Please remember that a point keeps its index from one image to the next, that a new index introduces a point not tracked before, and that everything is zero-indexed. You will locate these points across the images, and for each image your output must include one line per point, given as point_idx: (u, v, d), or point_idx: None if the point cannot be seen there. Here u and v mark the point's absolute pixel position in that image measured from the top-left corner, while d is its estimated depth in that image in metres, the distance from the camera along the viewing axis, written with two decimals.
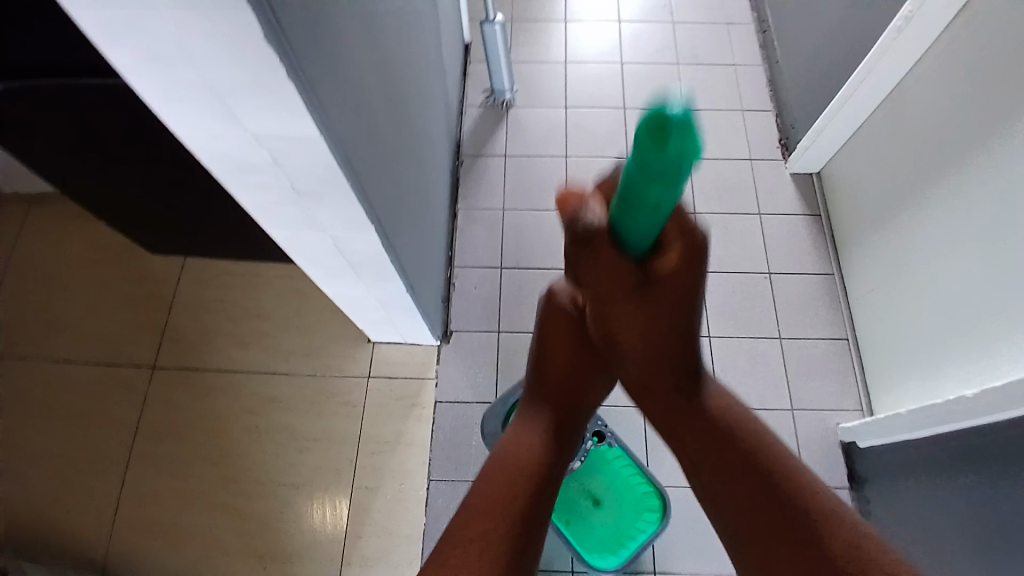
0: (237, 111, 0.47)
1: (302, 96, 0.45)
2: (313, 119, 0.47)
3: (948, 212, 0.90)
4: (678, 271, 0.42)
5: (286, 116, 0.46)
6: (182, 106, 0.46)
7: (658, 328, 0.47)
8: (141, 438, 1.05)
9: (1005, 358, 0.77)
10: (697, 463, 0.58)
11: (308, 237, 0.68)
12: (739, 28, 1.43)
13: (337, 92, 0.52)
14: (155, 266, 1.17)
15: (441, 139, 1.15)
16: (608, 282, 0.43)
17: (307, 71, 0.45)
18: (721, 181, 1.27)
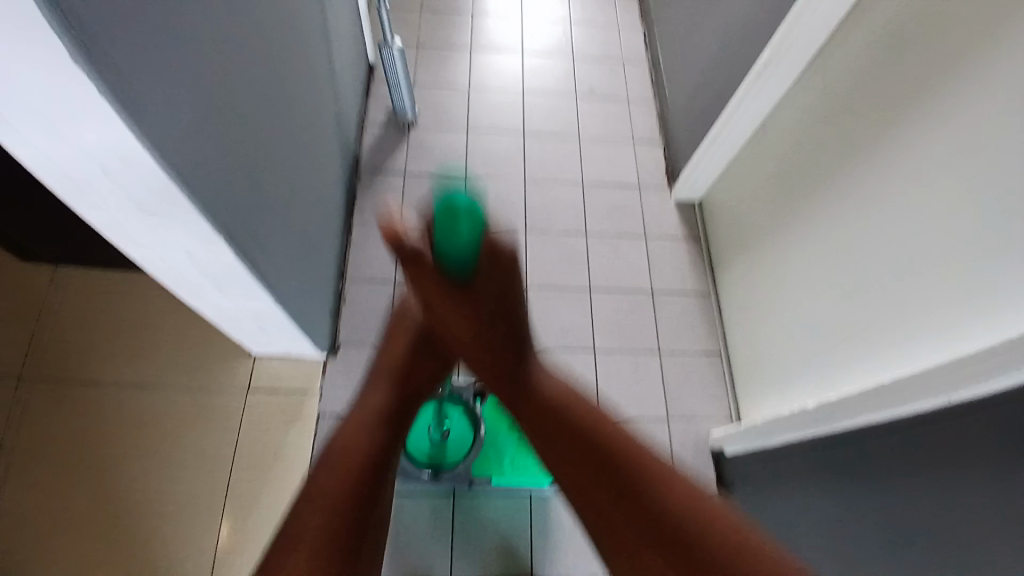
0: (65, 131, 0.48)
1: (125, 118, 0.47)
2: (139, 142, 0.49)
3: (796, 245, 1.01)
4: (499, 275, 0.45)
5: (112, 135, 0.48)
6: (5, 123, 0.47)
7: (480, 334, 0.47)
8: (4, 462, 0.97)
9: (846, 376, 0.86)
10: (536, 429, 0.41)
11: (158, 250, 0.69)
12: (631, 67, 1.56)
13: (174, 114, 0.54)
14: (19, 276, 1.10)
15: (335, 153, 1.17)
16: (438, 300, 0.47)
17: (130, 93, 0.47)
18: (611, 205, 1.35)
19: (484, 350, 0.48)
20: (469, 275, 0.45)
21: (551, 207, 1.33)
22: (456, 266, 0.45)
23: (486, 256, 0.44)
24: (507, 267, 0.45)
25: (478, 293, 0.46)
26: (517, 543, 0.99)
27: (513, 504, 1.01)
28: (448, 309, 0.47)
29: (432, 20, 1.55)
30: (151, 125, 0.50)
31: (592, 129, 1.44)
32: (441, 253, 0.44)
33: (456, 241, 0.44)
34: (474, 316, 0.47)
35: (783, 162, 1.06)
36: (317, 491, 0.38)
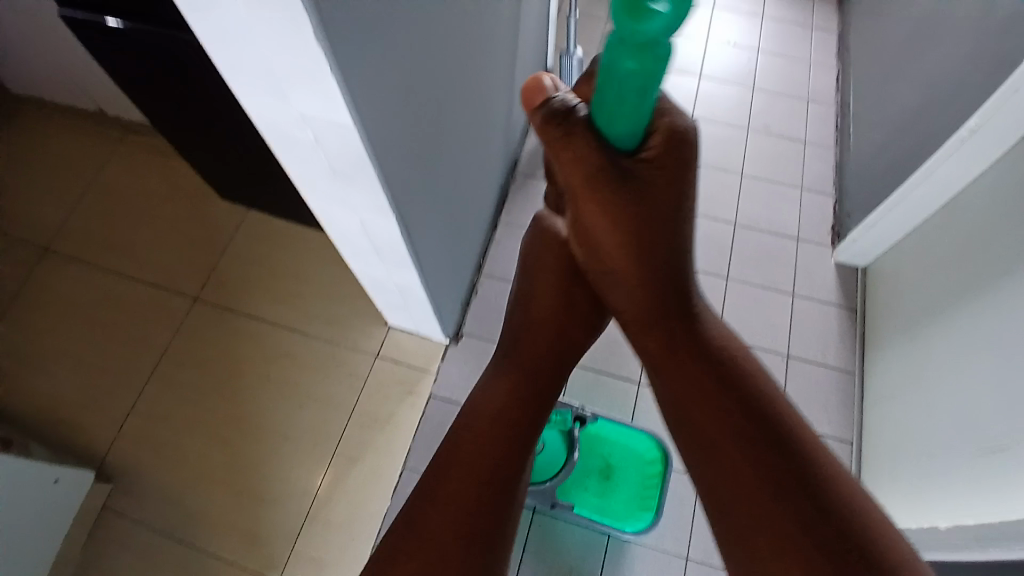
0: (289, 94, 0.56)
1: (340, 89, 0.53)
2: (347, 109, 0.56)
3: (964, 337, 0.88)
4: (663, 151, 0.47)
5: (327, 104, 0.55)
6: (246, 82, 0.56)
7: (632, 238, 0.50)
8: (167, 361, 1.16)
9: (986, 502, 0.74)
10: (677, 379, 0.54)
11: (339, 212, 0.78)
12: (818, 107, 1.44)
13: (376, 95, 0.60)
14: (217, 212, 1.29)
15: (497, 151, 1.22)
16: (597, 190, 0.48)
17: (348, 68, 0.53)
18: (761, 253, 1.27)
19: (653, 299, 0.53)
20: (634, 150, 0.47)
21: (695, 242, 1.28)
22: (617, 127, 0.45)
23: (660, 135, 0.47)
24: (679, 145, 0.47)
25: (648, 167, 0.47)
26: None
27: (589, 537, 1.01)
28: (596, 208, 0.50)
29: None
30: (359, 95, 0.56)
31: (757, 168, 1.36)
32: (608, 127, 0.45)
33: (614, 119, 0.44)
34: (642, 255, 0.51)
35: (970, 239, 0.93)
36: (459, 495, 0.52)
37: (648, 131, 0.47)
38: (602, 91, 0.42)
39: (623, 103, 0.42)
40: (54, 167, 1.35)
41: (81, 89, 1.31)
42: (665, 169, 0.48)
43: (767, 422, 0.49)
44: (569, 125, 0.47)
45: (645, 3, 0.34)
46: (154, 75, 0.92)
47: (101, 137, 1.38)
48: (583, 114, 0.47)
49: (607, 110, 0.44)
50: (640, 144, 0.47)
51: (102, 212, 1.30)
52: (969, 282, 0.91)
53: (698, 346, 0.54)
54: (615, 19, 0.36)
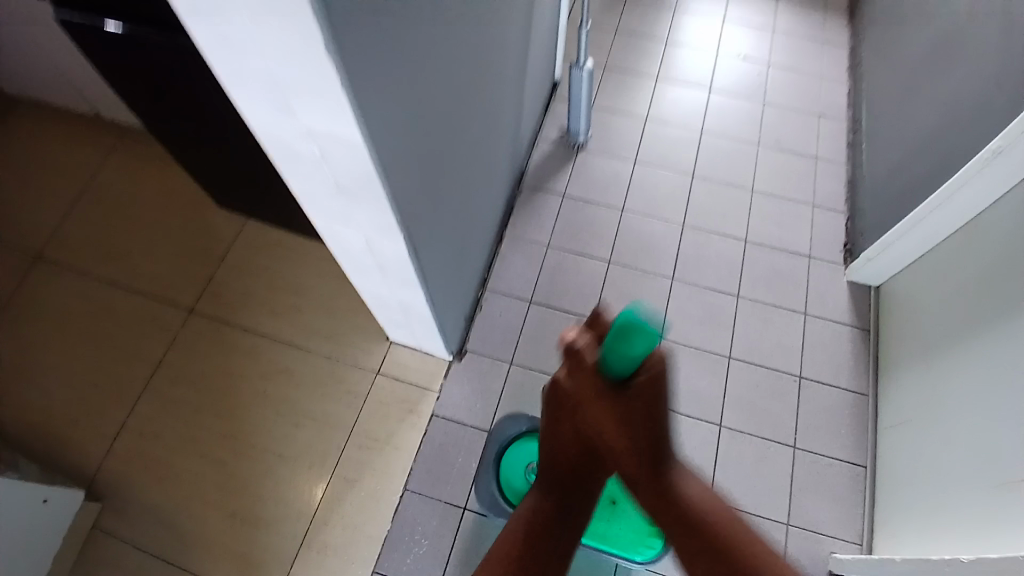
0: (295, 106, 0.53)
1: (350, 104, 0.51)
2: (357, 127, 0.53)
3: (982, 369, 0.85)
4: (648, 387, 0.42)
5: (334, 117, 0.53)
6: (248, 90, 0.53)
7: (630, 419, 0.44)
8: (160, 375, 1.12)
9: (1010, 535, 0.70)
10: (660, 508, 0.47)
11: (342, 229, 0.75)
12: (829, 123, 1.42)
13: (385, 113, 0.58)
14: (216, 222, 1.26)
15: (504, 163, 1.19)
16: (605, 416, 0.44)
17: (357, 86, 0.51)
18: (772, 270, 1.24)
19: (644, 441, 0.45)
20: (625, 381, 0.42)
21: (705, 259, 1.25)
22: (620, 369, 0.42)
23: (646, 376, 0.42)
24: (660, 381, 0.42)
25: (634, 399, 0.42)
26: None
27: (597, 562, 0.97)
28: (597, 412, 0.44)
29: (626, 43, 1.52)
30: (368, 113, 0.54)
31: (768, 184, 1.34)
32: (613, 370, 0.42)
33: (625, 358, 0.41)
34: (637, 447, 0.45)
35: (988, 264, 0.90)
36: None
37: (642, 364, 0.42)
38: (614, 352, 0.41)
39: (624, 352, 0.40)
40: (49, 172, 1.32)
41: (78, 94, 1.28)
42: (653, 392, 0.42)
43: (724, 571, 0.45)
44: (584, 367, 0.43)
45: (628, 333, 0.39)
46: (155, 80, 0.90)
47: (99, 142, 1.35)
48: (592, 355, 0.43)
49: (619, 346, 0.40)
50: (630, 379, 0.42)
51: (97, 219, 1.27)
52: (987, 308, 0.88)
53: (676, 510, 0.47)
54: (613, 326, 0.40)
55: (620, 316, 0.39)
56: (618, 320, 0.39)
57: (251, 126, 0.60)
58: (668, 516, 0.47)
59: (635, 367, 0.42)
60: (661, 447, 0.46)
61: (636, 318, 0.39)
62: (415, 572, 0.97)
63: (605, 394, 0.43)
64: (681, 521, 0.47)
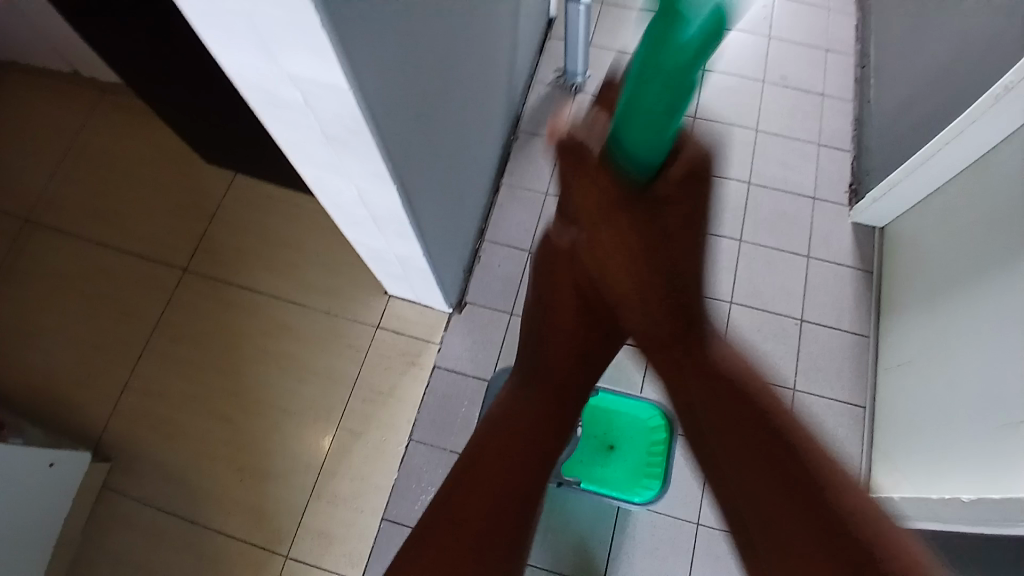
0: (273, 48, 0.50)
1: (333, 45, 0.47)
2: (342, 70, 0.50)
3: (989, 313, 0.84)
4: (682, 183, 0.40)
5: (316, 59, 0.49)
6: (223, 32, 0.49)
7: (637, 261, 0.44)
8: (158, 334, 1.11)
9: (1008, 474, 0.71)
10: (723, 457, 0.44)
11: (333, 180, 0.72)
12: (837, 57, 1.36)
13: (372, 49, 0.54)
14: (203, 176, 1.22)
15: (499, 107, 1.14)
16: (606, 221, 0.43)
17: (341, 21, 0.47)
18: (776, 213, 1.22)
19: (654, 283, 0.45)
20: (654, 179, 0.40)
21: None
22: (639, 156, 0.39)
23: (682, 168, 0.40)
24: (699, 180, 0.41)
25: (667, 204, 0.41)
26: (594, 544, 0.97)
27: (599, 506, 0.99)
28: (619, 226, 0.43)
29: None
30: (353, 52, 0.50)
31: (773, 123, 1.29)
32: (627, 145, 0.38)
33: (647, 136, 0.38)
34: (638, 266, 0.44)
35: (997, 203, 0.88)
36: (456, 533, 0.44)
37: (671, 159, 0.40)
38: (633, 100, 0.36)
39: (652, 129, 0.37)
40: (25, 130, 1.27)
41: (47, 45, 1.21)
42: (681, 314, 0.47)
43: (763, 437, 0.43)
44: (593, 154, 0.42)
45: (684, 12, 0.32)
46: (121, 27, 0.84)
47: (75, 96, 1.29)
48: (600, 145, 0.41)
49: (628, 120, 0.37)
50: (655, 182, 0.40)
51: (80, 178, 1.22)
52: (993, 249, 0.86)
53: (723, 401, 0.47)
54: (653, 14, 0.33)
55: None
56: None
57: (226, 70, 0.55)
58: (676, 331, 0.48)
59: (659, 169, 0.40)
60: (694, 321, 0.48)
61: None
62: None
63: (617, 207, 0.42)
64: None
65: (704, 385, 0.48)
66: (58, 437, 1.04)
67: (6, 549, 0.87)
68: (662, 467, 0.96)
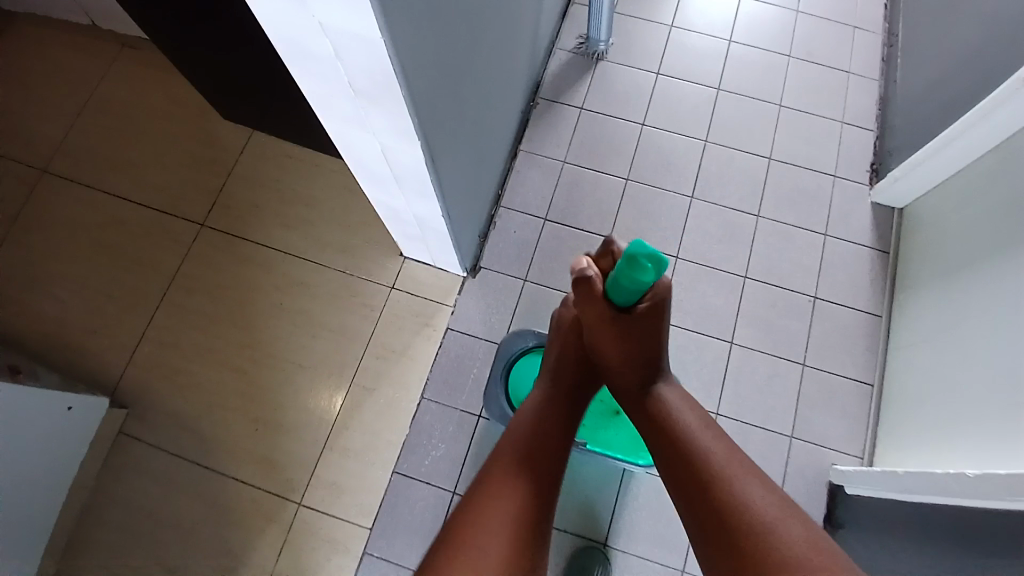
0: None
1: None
2: (376, 23, 0.50)
3: (1006, 293, 0.83)
4: (649, 311, 0.62)
5: (351, 10, 0.49)
6: None
7: (628, 339, 0.64)
8: (176, 288, 1.13)
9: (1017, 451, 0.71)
10: (680, 485, 0.59)
11: (357, 134, 0.72)
12: (866, 34, 1.33)
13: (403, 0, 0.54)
14: (223, 133, 1.22)
15: (521, 73, 1.13)
16: (596, 313, 0.64)
17: None
18: (795, 190, 1.21)
19: (635, 357, 0.65)
20: (632, 306, 0.62)
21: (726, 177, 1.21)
22: (624, 297, 0.60)
23: (648, 299, 0.62)
24: (659, 302, 0.62)
25: (641, 316, 0.63)
26: (600, 508, 0.99)
27: (605, 471, 1.01)
28: (607, 334, 0.65)
29: None
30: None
31: (797, 99, 1.27)
32: (614, 298, 0.61)
33: (620, 295, 0.60)
34: (633, 345, 0.65)
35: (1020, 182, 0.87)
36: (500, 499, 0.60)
37: (643, 295, 0.61)
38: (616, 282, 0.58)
39: (628, 285, 0.57)
40: (45, 81, 1.27)
41: None
42: (652, 316, 0.63)
43: (711, 509, 0.55)
44: (590, 287, 0.63)
45: (640, 262, 0.54)
46: None
47: (95, 47, 1.29)
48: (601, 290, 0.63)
49: (616, 287, 0.59)
50: (636, 305, 0.62)
51: (100, 129, 1.23)
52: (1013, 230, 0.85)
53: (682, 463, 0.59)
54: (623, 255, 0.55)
55: (632, 244, 0.53)
56: (631, 250, 0.53)
57: (258, 20, 0.56)
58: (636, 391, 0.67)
59: (636, 300, 0.61)
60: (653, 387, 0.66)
61: (644, 251, 0.53)
62: (433, 474, 1.01)
63: (604, 319, 0.64)
64: (688, 475, 0.58)
65: (678, 466, 0.59)
66: (78, 384, 1.07)
67: (25, 487, 0.89)
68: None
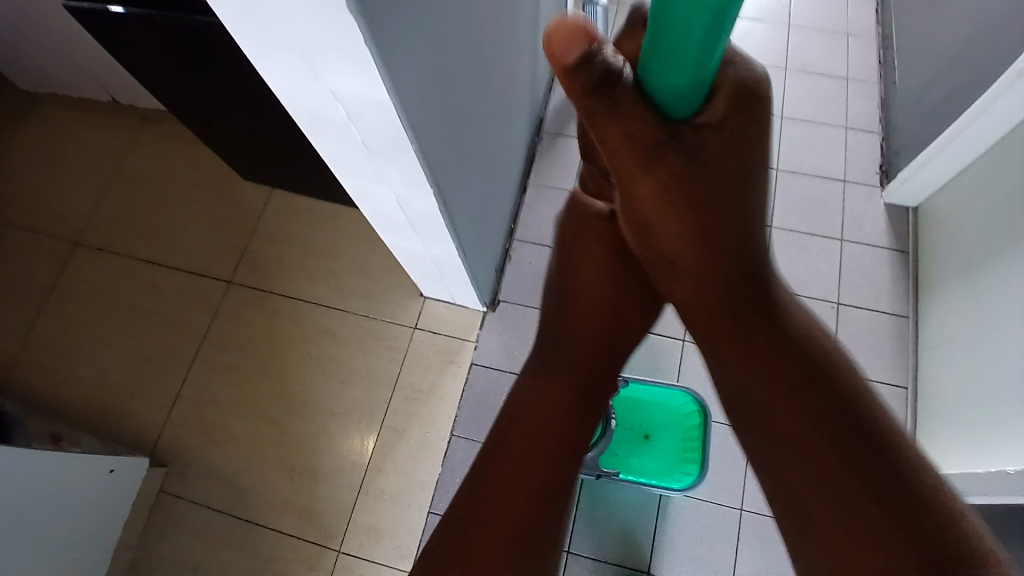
0: (317, 65, 0.53)
1: (376, 62, 0.51)
2: (387, 86, 0.54)
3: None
4: (722, 132, 0.47)
5: (362, 78, 0.53)
6: (275, 61, 0.53)
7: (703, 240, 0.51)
8: (209, 345, 1.16)
9: None
10: (757, 389, 0.50)
11: (373, 187, 0.76)
12: (858, 40, 1.35)
13: (409, 60, 0.58)
14: (245, 193, 1.27)
15: (523, 110, 1.17)
16: (631, 144, 0.45)
17: (382, 40, 0.50)
18: (806, 199, 1.21)
19: (708, 290, 0.53)
20: (689, 113, 0.45)
21: None
22: (668, 95, 0.42)
23: (726, 94, 0.45)
24: (744, 98, 0.45)
25: (705, 129, 0.46)
26: (639, 534, 0.97)
27: (641, 498, 0.99)
28: (651, 191, 0.49)
29: None
30: (392, 63, 0.54)
31: (797, 110, 1.29)
32: (656, 88, 0.42)
33: (669, 81, 0.41)
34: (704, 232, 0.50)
35: None
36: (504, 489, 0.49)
37: (703, 100, 0.44)
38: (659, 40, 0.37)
39: (682, 70, 0.39)
40: (76, 160, 1.35)
41: (93, 78, 1.29)
42: (727, 150, 0.47)
43: (823, 404, 0.46)
44: (618, 91, 0.43)
45: None
46: (173, 66, 0.89)
47: (121, 125, 1.37)
48: (628, 78, 0.43)
49: (660, 68, 0.39)
50: (699, 113, 0.45)
51: (130, 201, 1.30)
52: None
53: (746, 348, 0.52)
54: None
55: None
56: None
57: (278, 96, 0.60)
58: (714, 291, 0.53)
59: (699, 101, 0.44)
60: (744, 267, 0.52)
61: None
62: None
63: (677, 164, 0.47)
64: (774, 367, 0.50)
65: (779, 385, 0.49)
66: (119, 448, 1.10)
67: (63, 549, 0.91)
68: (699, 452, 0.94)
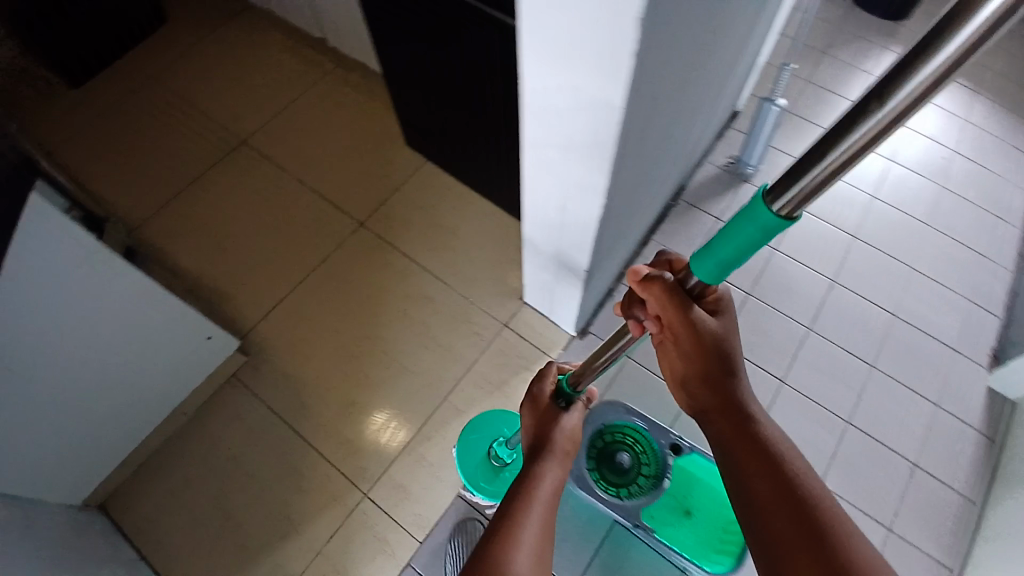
0: (574, 52, 0.61)
1: (630, 70, 0.58)
2: (625, 92, 0.61)
3: None
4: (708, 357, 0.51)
5: (606, 80, 0.61)
6: (540, 38, 0.62)
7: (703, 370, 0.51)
8: (322, 268, 1.25)
9: None
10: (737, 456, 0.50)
11: (548, 183, 0.83)
12: (1010, 225, 1.36)
13: (645, 82, 0.65)
14: (400, 154, 1.38)
15: (675, 171, 1.24)
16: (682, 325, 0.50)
17: (644, 52, 0.58)
18: (910, 352, 1.22)
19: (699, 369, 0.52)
20: None
21: (842, 318, 1.24)
22: None
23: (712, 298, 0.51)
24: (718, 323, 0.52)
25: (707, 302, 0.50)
26: None
27: (662, 564, 1.00)
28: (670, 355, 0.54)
29: (813, 93, 1.53)
30: (638, 79, 0.61)
31: (927, 267, 1.31)
32: None
33: None
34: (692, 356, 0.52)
35: None
36: None
37: None
38: None
39: None
40: (267, 71, 1.50)
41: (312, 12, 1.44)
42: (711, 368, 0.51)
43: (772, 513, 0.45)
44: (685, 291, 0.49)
45: None
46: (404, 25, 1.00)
47: (317, 57, 1.51)
48: None
49: None
50: None
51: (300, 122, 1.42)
52: None
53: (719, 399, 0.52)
54: None
55: None
56: None
57: (522, 70, 0.69)
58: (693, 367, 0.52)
59: None
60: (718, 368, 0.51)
61: None
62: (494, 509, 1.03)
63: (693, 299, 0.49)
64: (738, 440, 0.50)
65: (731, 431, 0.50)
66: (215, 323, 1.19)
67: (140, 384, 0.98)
68: (737, 546, 0.93)
